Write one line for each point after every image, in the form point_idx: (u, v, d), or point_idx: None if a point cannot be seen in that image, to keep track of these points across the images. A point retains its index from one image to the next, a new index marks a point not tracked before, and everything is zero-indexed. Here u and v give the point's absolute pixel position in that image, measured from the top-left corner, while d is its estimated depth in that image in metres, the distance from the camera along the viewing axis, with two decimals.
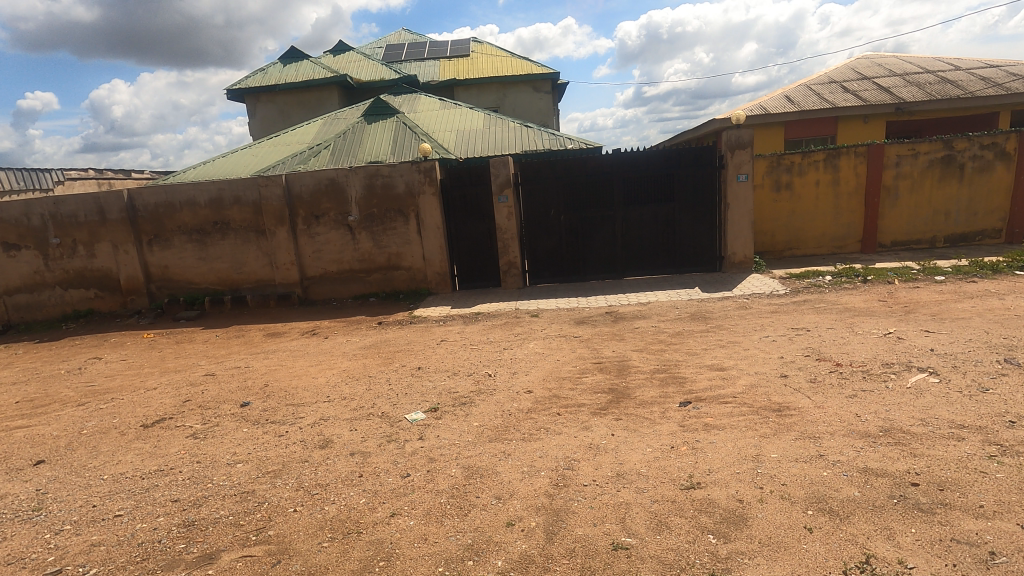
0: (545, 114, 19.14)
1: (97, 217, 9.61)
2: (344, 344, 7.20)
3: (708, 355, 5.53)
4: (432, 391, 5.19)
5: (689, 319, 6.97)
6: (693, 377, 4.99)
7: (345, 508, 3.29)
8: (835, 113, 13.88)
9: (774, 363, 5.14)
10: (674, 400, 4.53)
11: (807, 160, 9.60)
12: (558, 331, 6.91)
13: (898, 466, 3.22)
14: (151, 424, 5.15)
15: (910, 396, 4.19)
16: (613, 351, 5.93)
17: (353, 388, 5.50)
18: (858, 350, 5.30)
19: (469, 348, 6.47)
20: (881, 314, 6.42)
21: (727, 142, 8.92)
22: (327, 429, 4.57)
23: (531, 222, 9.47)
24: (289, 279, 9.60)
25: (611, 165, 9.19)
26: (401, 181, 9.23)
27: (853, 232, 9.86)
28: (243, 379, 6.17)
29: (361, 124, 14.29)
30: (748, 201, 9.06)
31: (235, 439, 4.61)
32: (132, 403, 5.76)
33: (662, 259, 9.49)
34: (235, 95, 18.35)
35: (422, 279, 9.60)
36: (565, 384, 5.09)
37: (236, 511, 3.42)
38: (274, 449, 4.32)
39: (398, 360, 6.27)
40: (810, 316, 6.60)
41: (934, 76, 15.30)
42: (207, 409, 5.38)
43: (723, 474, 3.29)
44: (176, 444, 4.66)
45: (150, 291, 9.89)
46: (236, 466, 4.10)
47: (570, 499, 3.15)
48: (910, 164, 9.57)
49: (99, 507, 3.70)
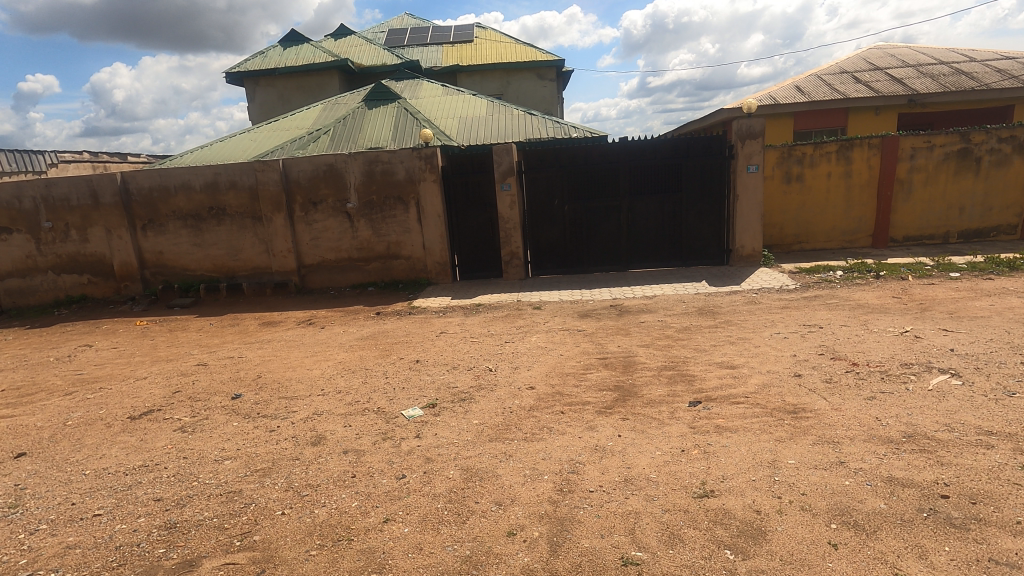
0: (549, 101, 18.75)
1: (90, 201, 9.39)
2: (341, 335, 7.00)
3: (717, 352, 5.33)
4: (430, 386, 4.99)
5: (697, 313, 6.76)
6: (703, 375, 4.78)
7: (336, 513, 3.10)
8: (846, 105, 13.58)
9: (787, 362, 4.92)
10: (683, 400, 4.33)
11: (819, 151, 9.35)
12: (561, 324, 6.71)
13: (926, 476, 3.02)
14: (139, 416, 4.96)
15: (932, 399, 3.99)
16: (619, 346, 5.73)
17: (349, 381, 5.32)
18: (874, 349, 5.08)
19: (469, 341, 6.26)
20: (896, 312, 6.19)
21: (737, 131, 8.67)
22: (320, 425, 4.38)
23: (534, 212, 9.24)
24: (286, 267, 9.39)
25: (617, 154, 8.95)
26: (401, 168, 8.99)
27: (864, 226, 9.61)
28: (236, 370, 5.97)
29: (361, 108, 13.99)
30: (757, 192, 8.81)
31: (224, 434, 4.42)
32: (121, 394, 5.56)
33: (668, 252, 9.26)
34: (235, 78, 18.03)
35: (422, 268, 9.38)
36: (569, 381, 4.89)
37: (220, 513, 3.23)
38: (264, 445, 4.13)
39: (395, 352, 6.07)
40: (823, 313, 6.38)
41: (948, 67, 14.95)
42: (197, 401, 5.19)
43: (738, 481, 3.10)
44: (163, 437, 4.47)
45: (144, 277, 9.67)
46: (225, 463, 3.91)
47: (576, 507, 2.95)
48: (925, 157, 9.30)
49: (78, 506, 3.51)
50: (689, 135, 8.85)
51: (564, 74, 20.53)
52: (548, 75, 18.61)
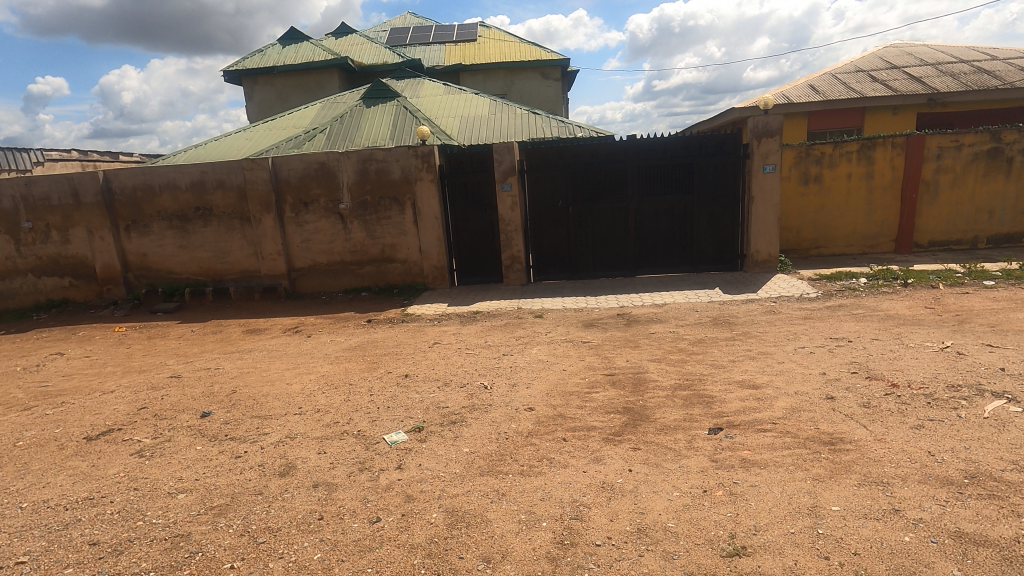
0: (554, 101, 18.22)
1: (71, 200, 8.96)
2: (328, 345, 6.51)
3: (737, 369, 4.81)
4: (418, 405, 4.49)
5: (711, 324, 6.24)
6: (723, 397, 4.25)
7: (294, 568, 2.62)
8: (863, 104, 13.03)
9: (817, 382, 4.38)
10: (701, 426, 3.82)
11: (839, 150, 8.83)
12: (564, 335, 6.21)
13: (1003, 532, 2.50)
14: (96, 437, 4.49)
15: (991, 430, 3.45)
16: (627, 361, 5.22)
17: (330, 399, 4.82)
18: (913, 367, 4.54)
19: (465, 354, 5.76)
20: (931, 324, 5.65)
21: (753, 129, 8.15)
22: (291, 451, 3.89)
23: (536, 214, 8.76)
24: (276, 270, 8.93)
25: (625, 153, 8.46)
26: (397, 167, 8.52)
27: (887, 230, 9.07)
28: (209, 384, 5.48)
29: (359, 107, 13.53)
30: (774, 194, 8.28)
31: (184, 461, 3.94)
32: (83, 410, 5.09)
33: (678, 256, 8.75)
34: (233, 76, 17.64)
35: (419, 273, 8.90)
36: (572, 402, 4.37)
37: (160, 564, 2.75)
38: (226, 475, 3.65)
39: (383, 366, 5.57)
40: (850, 325, 5.85)
41: (969, 66, 14.38)
42: (162, 420, 4.70)
43: (775, 535, 2.59)
44: (117, 463, 4.00)
45: (127, 280, 9.22)
46: (178, 497, 3.43)
47: (579, 568, 2.45)
48: (953, 157, 8.76)
49: (2, 549, 3.03)
50: (702, 134, 8.35)
51: (569, 75, 20.04)
52: (553, 75, 18.10)
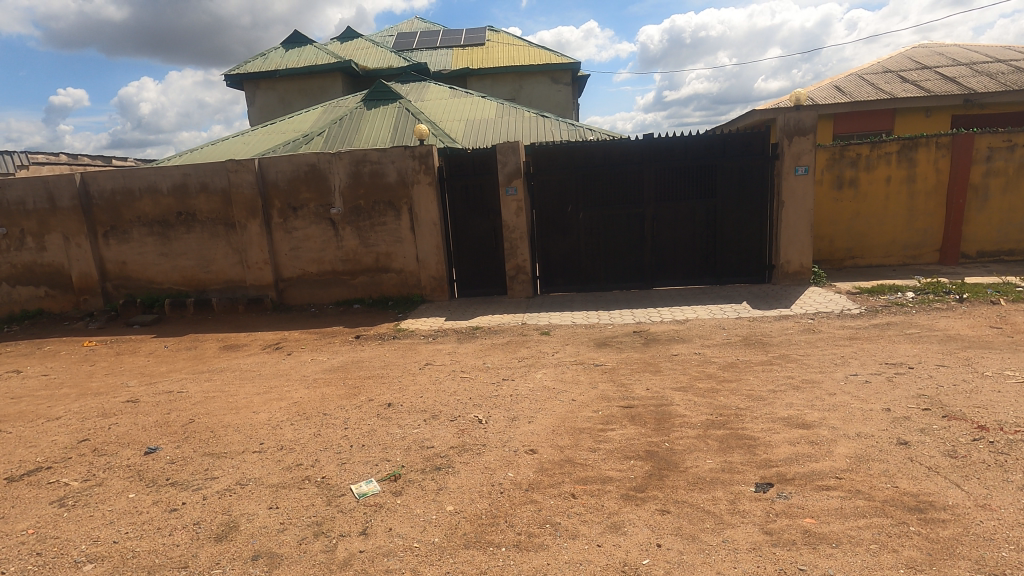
0: (565, 107, 17.57)
1: (47, 205, 8.38)
2: (307, 365, 5.80)
3: (780, 402, 4.02)
4: (397, 444, 3.75)
5: (742, 345, 5.45)
6: (767, 440, 3.46)
7: None
8: (893, 105, 12.23)
9: (881, 422, 3.59)
10: (745, 480, 3.04)
11: (877, 151, 8.05)
12: (573, 356, 5.45)
13: None
14: (18, 477, 3.79)
15: None
16: (647, 389, 4.45)
17: (298, 432, 4.11)
18: (998, 404, 3.72)
19: (459, 378, 5.02)
20: (1004, 348, 4.82)
21: (784, 127, 7.39)
22: (238, 504, 3.18)
23: (544, 220, 8.04)
24: (261, 280, 8.28)
25: (641, 154, 7.74)
26: (392, 169, 7.86)
27: (930, 239, 8.24)
28: (165, 411, 4.77)
29: (360, 109, 12.93)
30: (806, 199, 7.51)
31: (110, 514, 3.23)
32: (16, 441, 4.41)
33: (699, 266, 7.98)
34: (234, 81, 17.16)
35: (415, 283, 8.20)
36: (583, 443, 3.61)
37: None
38: (152, 538, 2.93)
39: (365, 392, 4.84)
40: (906, 347, 5.04)
41: (1006, 66, 13.50)
42: (101, 456, 4.01)
43: None
44: (30, 515, 3.29)
45: (105, 290, 8.62)
46: (84, 569, 2.71)
47: None
48: (1005, 158, 7.94)
49: None
50: (727, 132, 7.60)
51: (579, 80, 19.48)
52: (563, 79, 17.48)
